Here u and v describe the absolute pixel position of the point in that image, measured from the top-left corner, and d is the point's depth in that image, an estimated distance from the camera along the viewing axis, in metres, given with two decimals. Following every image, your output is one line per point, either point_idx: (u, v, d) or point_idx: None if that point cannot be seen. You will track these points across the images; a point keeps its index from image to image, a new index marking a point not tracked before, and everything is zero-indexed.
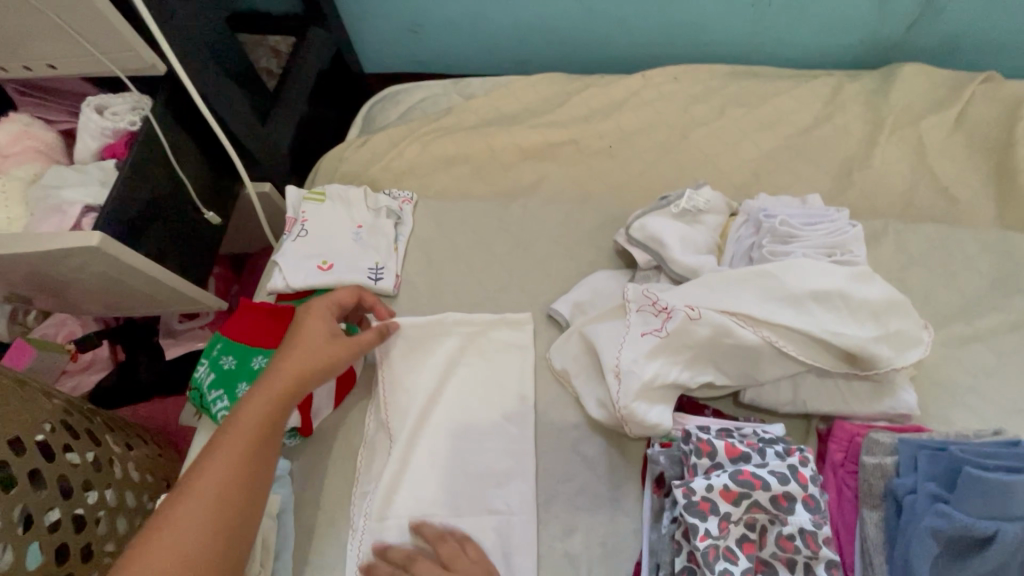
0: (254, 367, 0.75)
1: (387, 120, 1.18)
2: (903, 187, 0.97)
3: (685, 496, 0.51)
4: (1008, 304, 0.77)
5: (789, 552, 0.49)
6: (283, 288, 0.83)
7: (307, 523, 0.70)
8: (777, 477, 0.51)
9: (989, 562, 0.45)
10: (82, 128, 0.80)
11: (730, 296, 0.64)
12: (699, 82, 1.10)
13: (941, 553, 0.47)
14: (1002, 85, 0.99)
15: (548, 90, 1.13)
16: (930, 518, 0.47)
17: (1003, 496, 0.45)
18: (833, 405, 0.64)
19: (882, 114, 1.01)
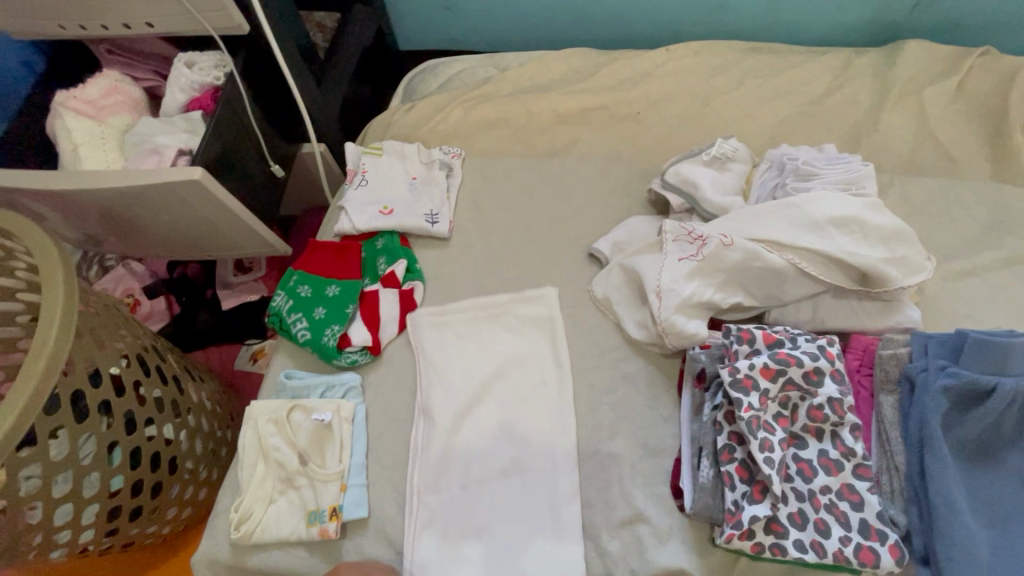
0: (329, 293, 0.84)
1: (427, 90, 1.27)
2: (906, 150, 1.05)
3: (730, 374, 0.61)
4: (1002, 244, 0.86)
5: (818, 421, 0.60)
6: (349, 229, 0.92)
7: (377, 428, 0.78)
8: (808, 356, 0.61)
9: (988, 411, 0.55)
10: (173, 82, 0.90)
11: (759, 225, 0.74)
12: (718, 56, 1.19)
13: (951, 409, 0.57)
14: (999, 58, 1.08)
15: (579, 63, 1.22)
16: (942, 379, 0.56)
17: (997, 358, 0.56)
18: (850, 320, 0.73)
19: (887, 84, 1.10)
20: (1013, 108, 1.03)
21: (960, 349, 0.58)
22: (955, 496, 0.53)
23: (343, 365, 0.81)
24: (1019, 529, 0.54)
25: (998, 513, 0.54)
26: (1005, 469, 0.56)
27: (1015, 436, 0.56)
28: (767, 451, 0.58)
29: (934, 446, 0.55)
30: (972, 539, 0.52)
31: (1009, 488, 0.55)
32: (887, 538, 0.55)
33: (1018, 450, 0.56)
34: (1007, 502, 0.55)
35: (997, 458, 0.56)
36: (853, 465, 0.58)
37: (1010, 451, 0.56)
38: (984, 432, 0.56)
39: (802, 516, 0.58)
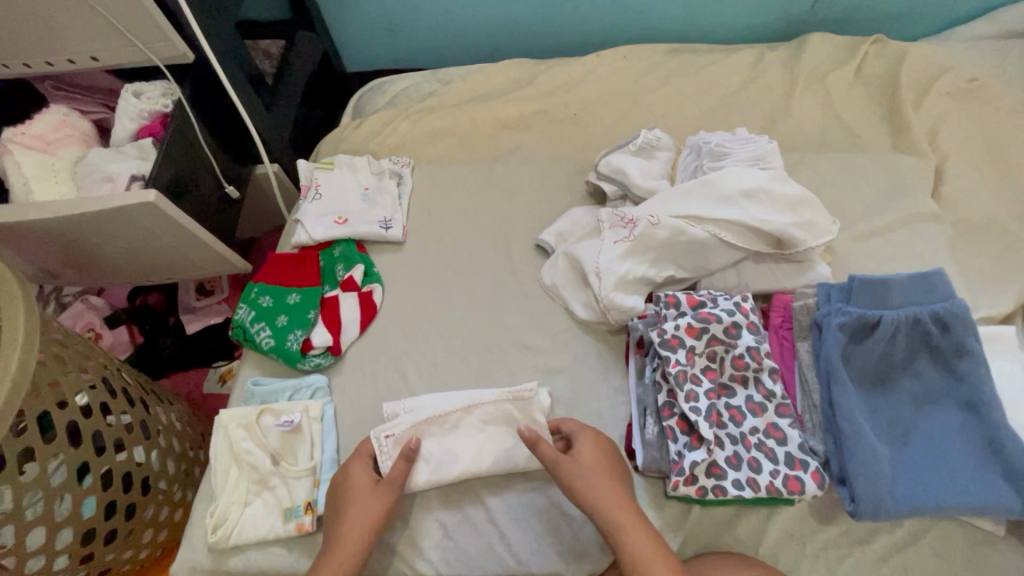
0: (291, 301, 0.88)
1: (375, 107, 1.33)
2: (816, 131, 1.16)
3: (659, 335, 0.69)
4: (899, 206, 0.96)
5: (741, 368, 0.67)
6: (306, 240, 0.96)
7: (346, 427, 0.81)
8: (727, 312, 0.69)
9: (876, 340, 0.64)
10: (122, 112, 0.93)
11: (680, 203, 0.81)
12: (644, 59, 1.29)
13: (849, 344, 0.64)
14: (889, 45, 1.21)
15: (518, 73, 1.30)
16: (837, 318, 0.65)
17: (878, 293, 0.64)
18: (769, 282, 0.81)
19: (795, 74, 1.22)
20: (904, 87, 1.15)
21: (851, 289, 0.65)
22: (859, 419, 0.61)
23: (307, 369, 0.85)
24: (916, 443, 0.61)
25: (898, 431, 0.62)
26: (899, 392, 0.63)
27: (905, 363, 0.64)
28: (693, 401, 0.66)
29: (837, 377, 0.63)
30: (876, 455, 0.59)
31: (905, 408, 0.63)
32: (809, 466, 0.62)
33: (909, 373, 0.64)
34: (905, 421, 0.62)
35: (894, 383, 0.64)
36: (774, 405, 0.66)
37: (903, 376, 0.64)
38: (879, 361, 0.64)
39: (737, 457, 0.64)
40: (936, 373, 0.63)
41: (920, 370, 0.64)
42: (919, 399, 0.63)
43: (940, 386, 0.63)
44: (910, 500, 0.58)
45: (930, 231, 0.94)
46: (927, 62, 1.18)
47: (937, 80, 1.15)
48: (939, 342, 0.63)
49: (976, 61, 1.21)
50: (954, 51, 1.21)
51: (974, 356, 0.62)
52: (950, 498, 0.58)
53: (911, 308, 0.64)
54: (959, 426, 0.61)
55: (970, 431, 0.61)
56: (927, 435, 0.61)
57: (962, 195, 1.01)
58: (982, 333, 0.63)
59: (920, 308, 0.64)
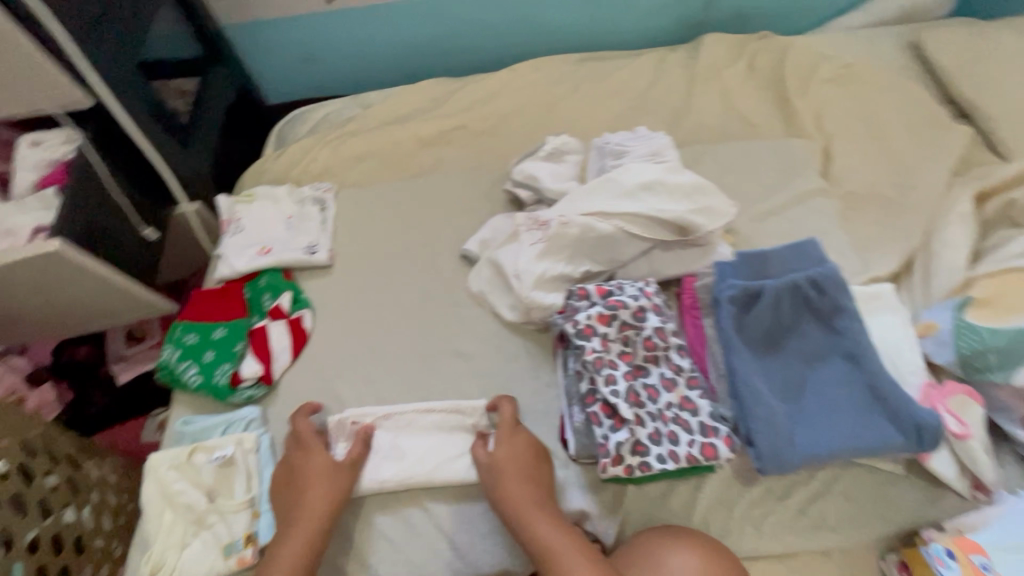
0: (217, 337, 0.87)
1: (298, 136, 1.34)
2: (717, 123, 1.24)
3: (574, 327, 0.72)
4: (792, 185, 1.04)
5: (651, 349, 0.72)
6: (229, 273, 0.95)
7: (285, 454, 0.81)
8: (632, 298, 0.73)
9: (764, 309, 0.71)
10: (22, 164, 0.91)
11: (587, 201, 0.86)
12: (555, 70, 1.36)
13: (741, 315, 0.72)
14: (773, 40, 1.31)
15: (436, 92, 1.34)
16: (728, 293, 0.72)
17: (759, 266, 0.72)
18: (676, 267, 0.87)
19: (694, 73, 1.31)
20: (789, 77, 1.25)
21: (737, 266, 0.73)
22: (754, 381, 0.68)
23: (239, 402, 0.85)
24: (809, 397, 0.68)
25: (792, 389, 0.69)
26: (791, 354, 0.71)
27: (793, 326, 0.71)
28: (611, 384, 0.70)
29: (733, 347, 0.70)
30: (773, 413, 0.66)
31: (797, 367, 0.70)
32: (720, 432, 0.68)
33: (798, 335, 0.71)
34: (797, 378, 0.69)
35: (784, 346, 0.71)
36: (684, 379, 0.71)
37: (791, 339, 0.71)
38: (769, 327, 0.71)
39: (658, 433, 0.69)
40: (819, 332, 0.71)
41: (805, 331, 0.71)
42: (807, 358, 0.70)
43: (825, 343, 0.71)
44: (807, 448, 0.65)
45: (821, 205, 1.02)
46: (809, 52, 1.28)
47: (819, 67, 1.26)
48: (818, 304, 0.71)
49: (852, 49, 1.32)
50: (832, 41, 1.33)
51: (847, 312, 0.70)
52: (840, 441, 0.65)
53: (789, 276, 0.71)
54: (843, 378, 0.68)
55: (853, 380, 0.68)
56: (816, 389, 0.68)
57: (848, 169, 1.10)
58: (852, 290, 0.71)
59: (797, 275, 0.71)
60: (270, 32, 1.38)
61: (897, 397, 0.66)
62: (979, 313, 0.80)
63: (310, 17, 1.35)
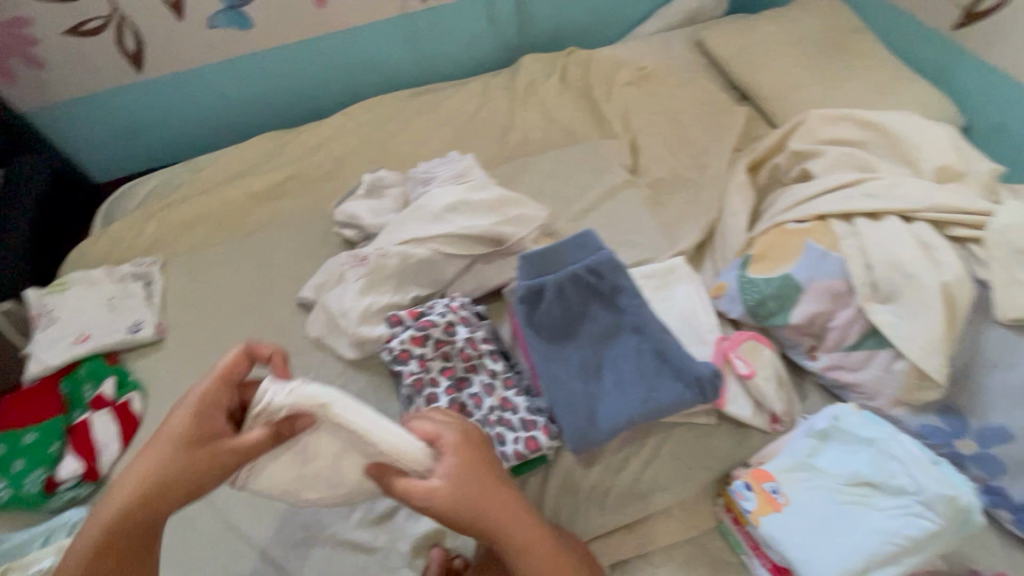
0: (28, 442, 0.81)
1: (125, 212, 1.28)
2: (541, 135, 1.33)
3: (392, 355, 0.76)
4: (604, 182, 1.14)
5: (468, 360, 0.76)
6: (40, 369, 0.88)
7: None
8: (441, 315, 0.77)
9: (551, 303, 0.77)
10: None
11: (402, 229, 0.90)
12: (386, 107, 1.41)
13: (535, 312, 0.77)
14: (580, 54, 1.44)
15: (268, 145, 1.33)
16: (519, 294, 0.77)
17: (540, 265, 0.77)
18: (498, 277, 0.92)
19: (515, 93, 1.40)
20: (597, 85, 1.37)
21: (523, 267, 0.77)
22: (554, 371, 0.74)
23: (59, 507, 0.78)
24: (606, 373, 0.75)
25: (591, 369, 0.75)
26: (587, 337, 0.77)
27: (584, 312, 0.78)
28: (432, 402, 0.73)
29: (530, 344, 0.76)
30: (573, 396, 0.72)
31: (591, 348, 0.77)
32: (539, 422, 0.72)
33: (588, 319, 0.78)
34: (594, 358, 0.76)
35: (580, 331, 0.77)
36: (502, 382, 0.76)
37: (585, 323, 0.78)
38: (562, 317, 0.77)
39: (486, 437, 0.72)
40: (607, 312, 0.78)
41: (595, 313, 0.78)
42: (600, 338, 0.77)
43: (614, 320, 0.77)
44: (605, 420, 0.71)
45: (631, 195, 1.12)
46: (610, 61, 1.41)
47: (620, 72, 1.39)
48: (599, 287, 0.78)
49: (649, 53, 1.48)
50: (631, 48, 1.48)
51: (625, 289, 0.77)
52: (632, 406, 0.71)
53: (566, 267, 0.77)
54: (632, 347, 0.75)
55: (642, 348, 0.75)
56: (612, 364, 0.75)
57: (654, 159, 1.22)
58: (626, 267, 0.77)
59: (575, 265, 0.78)
60: (77, 110, 1.32)
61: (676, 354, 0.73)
62: (756, 268, 0.90)
63: (120, 89, 1.31)
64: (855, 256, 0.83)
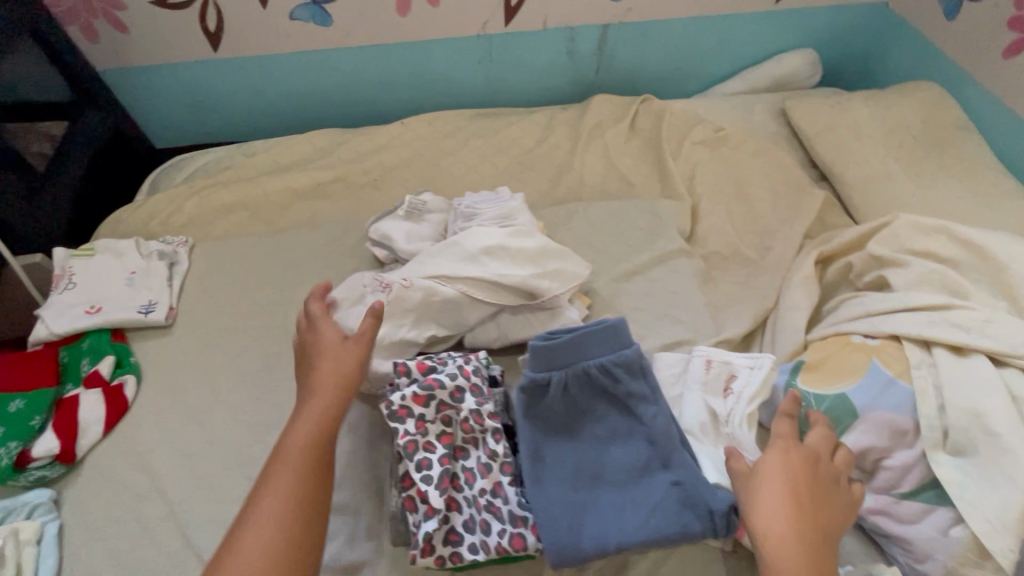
0: (12, 409, 0.77)
1: (171, 183, 1.28)
2: (598, 181, 1.27)
3: (388, 408, 0.68)
4: (656, 245, 1.06)
5: (469, 432, 0.69)
6: (46, 335, 0.87)
7: (75, 543, 0.72)
8: (451, 376, 0.70)
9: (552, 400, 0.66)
10: None
11: (433, 262, 0.85)
12: (447, 125, 1.39)
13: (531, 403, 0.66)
14: (654, 103, 1.38)
15: (322, 142, 1.32)
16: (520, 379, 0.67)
17: (548, 355, 0.66)
18: (524, 331, 0.86)
19: (579, 132, 1.35)
20: (666, 139, 1.30)
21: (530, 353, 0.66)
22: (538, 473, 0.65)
23: (26, 485, 0.75)
24: (603, 484, 0.65)
25: (585, 477, 0.66)
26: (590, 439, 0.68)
27: (590, 412, 0.67)
28: (423, 470, 0.65)
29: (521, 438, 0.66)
30: (562, 507, 0.63)
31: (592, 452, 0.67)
32: (529, 520, 0.64)
33: (595, 420, 0.67)
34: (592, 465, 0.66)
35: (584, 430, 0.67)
36: (499, 464, 0.68)
37: (591, 423, 0.67)
38: (563, 413, 0.67)
39: (472, 520, 0.65)
40: (621, 417, 0.67)
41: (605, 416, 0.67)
42: (604, 442, 0.67)
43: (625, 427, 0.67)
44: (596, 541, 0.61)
45: (682, 265, 1.04)
46: (685, 116, 1.34)
47: (693, 130, 1.31)
48: (612, 389, 0.66)
49: (725, 114, 1.41)
50: (707, 106, 1.41)
51: (643, 396, 0.66)
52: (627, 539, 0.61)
53: (577, 365, 0.66)
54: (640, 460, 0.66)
55: (650, 466, 0.65)
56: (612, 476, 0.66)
57: (712, 230, 1.14)
58: (653, 373, 0.67)
59: (589, 361, 0.66)
60: (150, 77, 1.34)
61: (690, 483, 0.64)
62: (808, 378, 0.80)
63: (192, 64, 1.33)
64: (926, 391, 0.74)
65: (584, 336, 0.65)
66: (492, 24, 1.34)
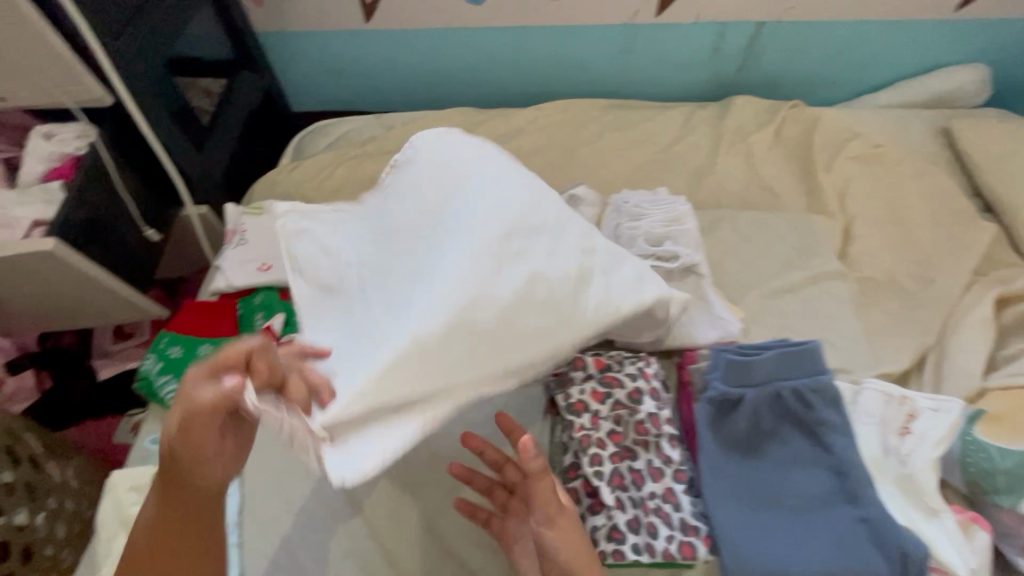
0: (202, 353, 0.85)
1: (316, 148, 1.32)
2: (739, 189, 1.22)
3: (565, 400, 0.68)
4: (810, 264, 1.01)
5: (643, 434, 0.67)
6: (224, 287, 0.94)
7: (253, 484, 0.78)
8: (630, 377, 0.70)
9: (740, 415, 0.64)
10: (32, 152, 0.89)
11: (507, 281, 0.64)
12: (581, 113, 1.37)
13: (715, 416, 0.65)
14: (804, 111, 1.31)
15: (459, 122, 1.33)
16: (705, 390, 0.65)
17: (744, 369, 0.64)
18: (683, 338, 0.84)
19: (721, 134, 1.29)
20: (816, 150, 1.23)
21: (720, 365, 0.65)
22: (717, 487, 0.63)
23: None
24: (785, 509, 0.62)
25: (767, 499, 0.62)
26: (770, 460, 0.64)
27: (771, 432, 0.65)
28: (595, 465, 0.65)
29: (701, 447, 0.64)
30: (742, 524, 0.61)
31: (775, 475, 0.63)
32: (701, 531, 0.62)
33: (779, 443, 0.65)
34: (775, 488, 0.63)
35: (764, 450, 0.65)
36: (672, 470, 0.66)
37: (774, 444, 0.65)
38: (746, 430, 0.65)
39: (637, 521, 0.64)
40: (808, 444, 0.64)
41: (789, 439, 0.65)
42: (786, 466, 0.64)
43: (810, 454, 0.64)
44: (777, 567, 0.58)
45: (836, 288, 0.99)
46: (837, 127, 1.26)
47: (848, 144, 1.23)
48: (803, 414, 0.64)
49: (881, 128, 1.31)
50: (862, 117, 1.31)
51: (835, 426, 0.63)
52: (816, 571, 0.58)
53: (772, 384, 0.63)
54: (827, 491, 0.62)
55: (836, 497, 0.62)
56: (796, 502, 0.62)
57: (867, 253, 1.07)
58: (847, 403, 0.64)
59: (785, 382, 0.64)
60: (302, 44, 1.39)
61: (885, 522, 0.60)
62: (987, 430, 0.76)
63: (341, 34, 1.36)
64: None
65: (786, 355, 0.63)
66: (642, 13, 1.30)
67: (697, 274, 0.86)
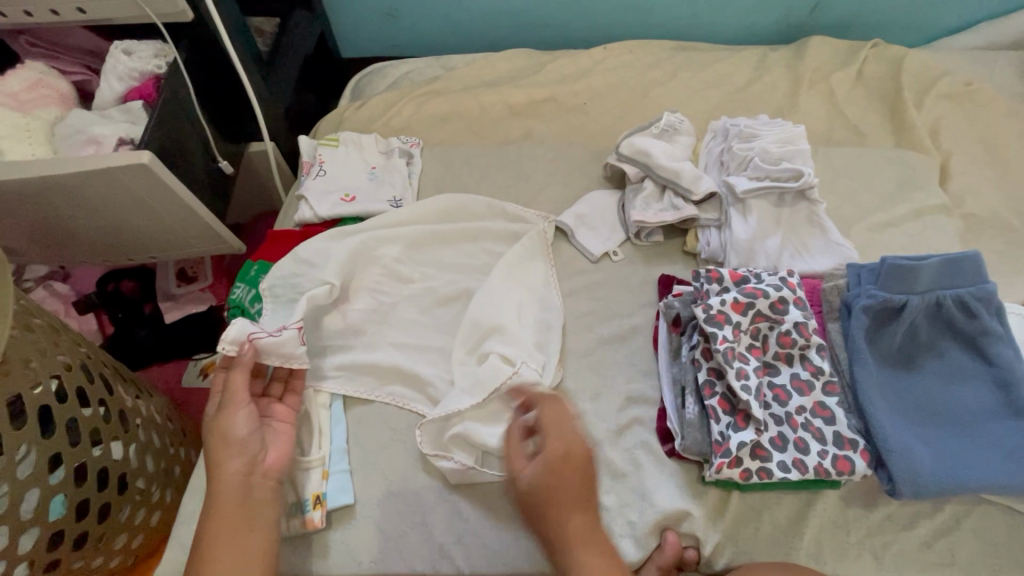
0: None
1: (376, 90, 1.27)
2: (823, 128, 1.16)
3: (704, 312, 0.66)
4: (912, 198, 0.97)
5: (787, 346, 0.65)
6: (310, 217, 0.91)
7: (357, 415, 0.75)
8: (772, 288, 0.67)
9: (900, 324, 0.64)
10: (109, 71, 0.85)
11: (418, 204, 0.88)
12: (650, 53, 1.25)
13: (871, 326, 0.65)
14: (889, 48, 1.20)
15: (522, 61, 1.25)
16: (862, 300, 0.65)
17: (907, 277, 0.64)
18: (801, 265, 0.80)
19: (801, 73, 1.19)
20: (905, 87, 1.16)
21: (880, 271, 0.65)
22: (878, 397, 0.62)
23: None
24: (948, 421, 0.61)
25: (927, 412, 0.62)
26: (927, 373, 0.64)
27: (929, 345, 0.65)
28: (744, 378, 0.63)
29: (860, 357, 0.63)
30: (905, 434, 0.60)
31: (935, 388, 0.63)
32: (858, 445, 0.60)
33: (936, 356, 0.64)
34: (935, 401, 0.62)
35: (920, 363, 0.64)
36: (821, 383, 0.64)
37: (929, 357, 0.64)
38: (902, 341, 0.65)
39: (782, 438, 0.62)
40: (967, 357, 0.64)
41: (946, 352, 0.64)
42: (946, 378, 0.63)
43: (967, 367, 0.64)
44: (947, 475, 0.58)
45: (942, 222, 0.95)
46: (926, 65, 1.18)
47: (938, 82, 1.17)
48: (963, 325, 0.64)
49: (969, 65, 1.23)
50: (948, 56, 1.22)
51: (998, 336, 0.63)
52: (987, 480, 0.58)
53: (934, 293, 0.64)
54: (990, 405, 0.62)
55: (1000, 412, 0.61)
56: (960, 415, 0.61)
57: (969, 190, 1.06)
58: (1010, 316, 0.64)
59: (945, 292, 0.65)
60: None
61: None
62: None
63: None
64: None
65: (948, 264, 0.63)
66: None
67: (810, 200, 0.83)
